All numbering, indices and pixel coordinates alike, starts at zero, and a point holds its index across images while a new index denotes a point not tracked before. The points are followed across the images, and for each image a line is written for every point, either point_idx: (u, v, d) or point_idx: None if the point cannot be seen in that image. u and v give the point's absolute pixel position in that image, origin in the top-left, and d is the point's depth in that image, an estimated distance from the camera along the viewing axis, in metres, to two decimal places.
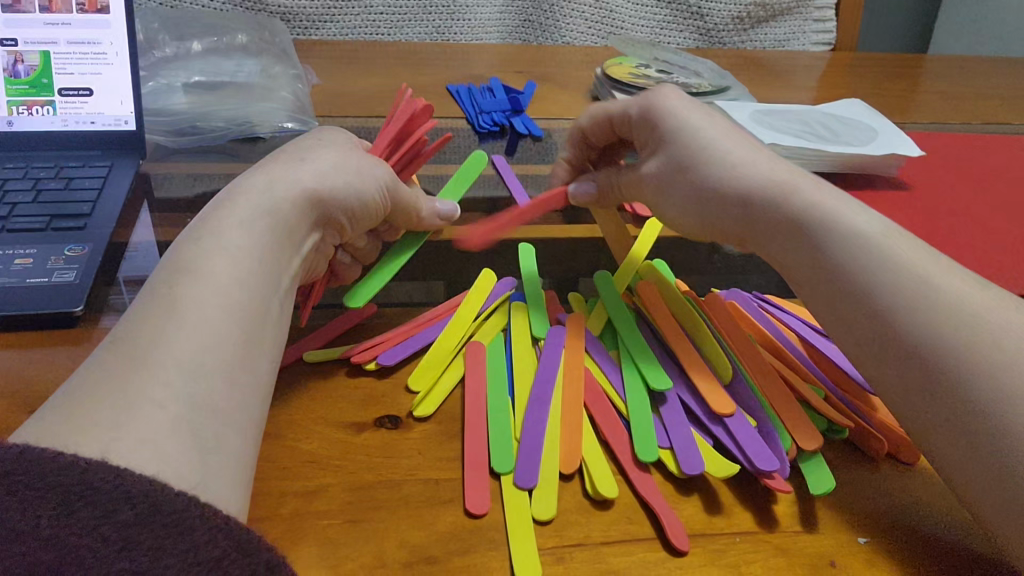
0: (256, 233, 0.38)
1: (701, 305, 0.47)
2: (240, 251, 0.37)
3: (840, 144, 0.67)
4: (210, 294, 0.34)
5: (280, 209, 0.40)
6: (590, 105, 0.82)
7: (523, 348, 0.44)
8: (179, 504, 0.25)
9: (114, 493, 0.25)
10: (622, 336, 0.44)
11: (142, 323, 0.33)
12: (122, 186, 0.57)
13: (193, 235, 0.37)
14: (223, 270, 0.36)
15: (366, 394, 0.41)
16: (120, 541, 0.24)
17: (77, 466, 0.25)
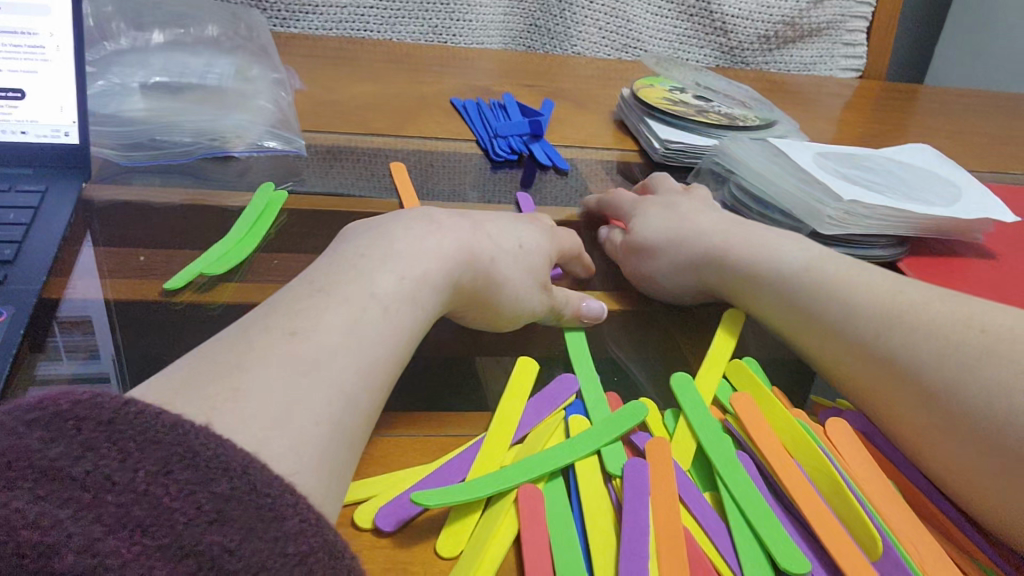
0: (400, 273, 0.34)
1: (821, 435, 0.35)
2: (377, 272, 0.34)
3: (923, 203, 0.57)
4: (328, 314, 0.30)
5: (455, 223, 0.40)
6: (615, 133, 0.71)
7: (594, 488, 0.33)
8: (272, 488, 0.23)
9: (213, 463, 0.22)
10: (724, 477, 0.33)
11: (262, 322, 0.30)
12: (59, 221, 0.45)
13: (349, 262, 0.34)
14: (376, 308, 0.32)
15: (389, 561, 0.29)
16: (212, 511, 0.21)
17: (180, 428, 0.23)
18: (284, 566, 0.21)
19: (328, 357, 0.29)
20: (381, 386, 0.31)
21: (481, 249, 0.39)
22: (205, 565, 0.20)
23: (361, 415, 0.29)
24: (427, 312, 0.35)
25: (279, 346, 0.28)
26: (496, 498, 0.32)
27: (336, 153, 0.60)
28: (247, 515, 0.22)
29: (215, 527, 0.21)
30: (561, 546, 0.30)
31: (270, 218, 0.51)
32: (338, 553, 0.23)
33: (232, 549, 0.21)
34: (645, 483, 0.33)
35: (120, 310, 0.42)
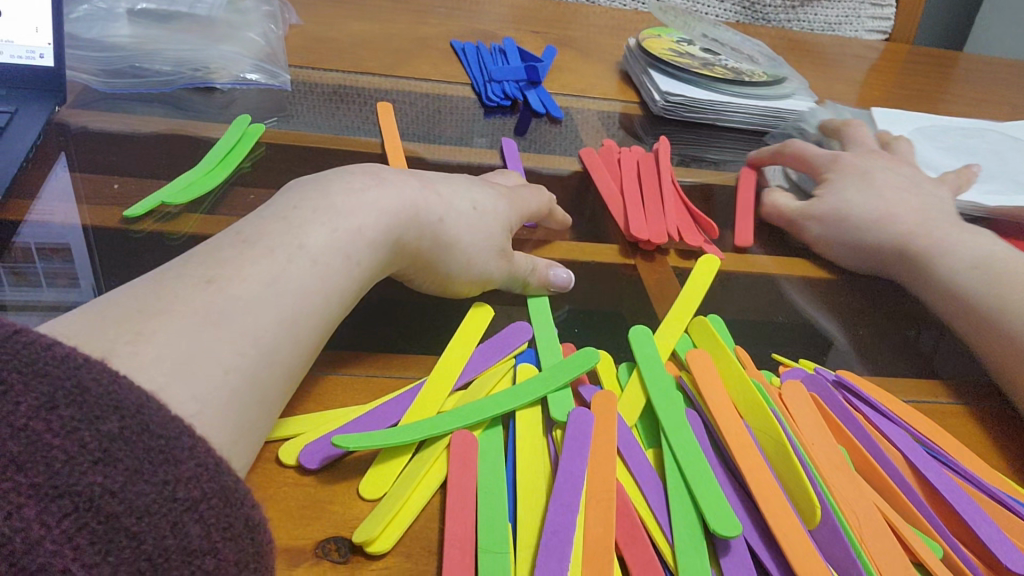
0: (336, 229, 0.33)
1: (774, 396, 0.34)
2: (308, 225, 0.32)
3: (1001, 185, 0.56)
4: (251, 263, 0.30)
5: (405, 179, 0.38)
6: (618, 83, 0.69)
7: (532, 440, 0.32)
8: (171, 429, 0.21)
9: (105, 400, 0.21)
10: (667, 432, 0.32)
11: (183, 269, 0.29)
12: (26, 143, 0.45)
13: (281, 215, 0.33)
14: (303, 260, 0.31)
15: (304, 498, 0.29)
16: (98, 451, 0.20)
17: (74, 361, 0.21)
18: (171, 512, 0.20)
19: (245, 306, 0.28)
20: (305, 340, 0.30)
21: (428, 208, 0.37)
22: (81, 509, 0.19)
23: (282, 365, 0.28)
24: (366, 270, 0.34)
25: (195, 292, 0.27)
26: (430, 442, 0.31)
27: (342, 96, 0.59)
28: (135, 457, 0.20)
29: (97, 469, 0.19)
30: (489, 495, 0.29)
31: (246, 149, 0.50)
32: (234, 499, 0.22)
33: (114, 491, 0.19)
34: (587, 435, 0.31)
35: (83, 232, 0.41)
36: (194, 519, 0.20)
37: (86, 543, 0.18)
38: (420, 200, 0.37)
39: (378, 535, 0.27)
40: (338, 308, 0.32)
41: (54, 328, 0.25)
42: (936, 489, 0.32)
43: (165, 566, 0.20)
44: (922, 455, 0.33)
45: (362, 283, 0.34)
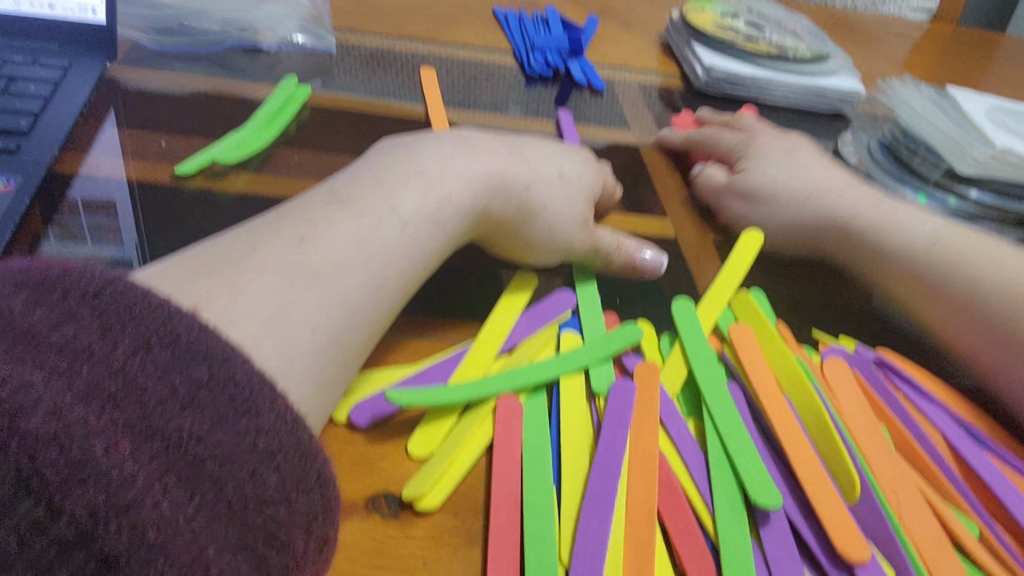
0: (421, 198, 0.35)
1: (815, 371, 0.35)
2: (396, 193, 0.35)
3: None
4: (343, 228, 0.32)
5: (487, 148, 0.40)
6: (659, 56, 0.69)
7: (577, 406, 0.32)
8: (255, 381, 0.23)
9: (193, 348, 0.22)
10: (709, 405, 0.32)
11: (278, 221, 0.31)
12: (79, 98, 0.45)
13: (370, 181, 0.35)
14: (393, 223, 0.33)
15: (355, 454, 0.29)
16: (187, 396, 0.21)
17: (162, 310, 0.23)
18: (251, 459, 0.21)
19: (335, 268, 0.30)
20: (390, 305, 0.32)
21: (514, 177, 0.39)
22: (171, 448, 0.20)
23: (365, 329, 0.30)
24: (449, 238, 0.36)
25: (286, 251, 0.29)
26: (475, 406, 0.32)
27: (378, 59, 0.59)
28: (220, 403, 0.22)
29: (187, 414, 0.21)
30: (534, 459, 0.30)
31: (293, 110, 0.51)
32: (309, 454, 0.23)
33: (199, 436, 0.21)
34: (630, 405, 0.32)
35: (132, 188, 0.42)
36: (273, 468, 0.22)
37: (174, 481, 0.19)
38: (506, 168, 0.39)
39: (427, 492, 0.28)
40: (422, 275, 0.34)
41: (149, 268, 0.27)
42: (976, 471, 0.32)
43: (244, 516, 0.20)
44: (960, 434, 0.34)
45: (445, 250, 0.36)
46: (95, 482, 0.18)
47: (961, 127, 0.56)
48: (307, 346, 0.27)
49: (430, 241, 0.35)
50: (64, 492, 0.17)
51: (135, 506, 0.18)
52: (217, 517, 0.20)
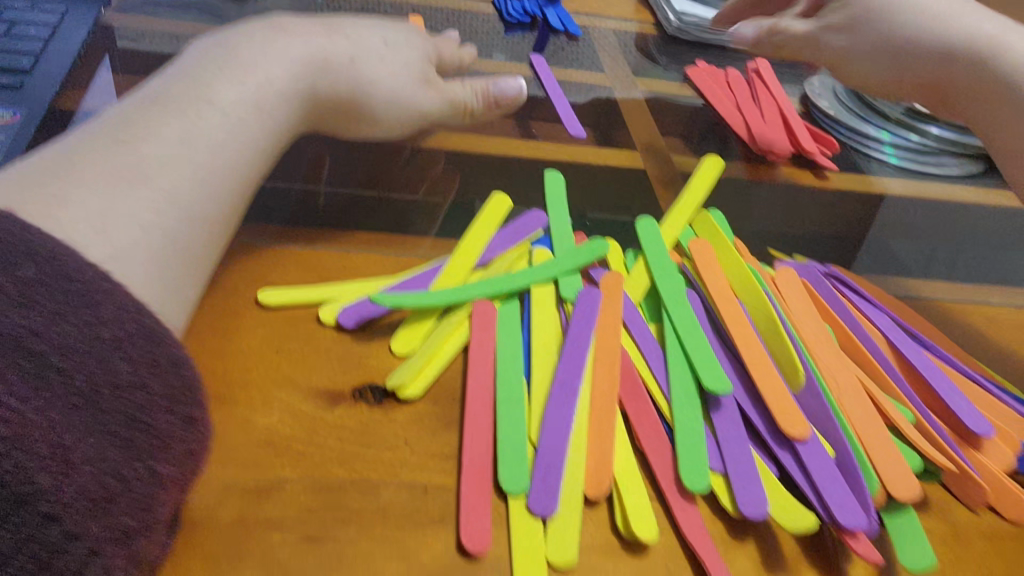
0: (252, 86, 0.34)
1: (766, 280, 0.37)
2: (233, 88, 0.34)
3: None
4: (163, 122, 0.31)
5: (291, 22, 0.39)
6: (638, 6, 0.71)
7: (547, 312, 0.35)
8: (88, 274, 0.23)
9: (19, 249, 0.22)
10: (668, 310, 0.35)
11: (103, 134, 0.30)
12: (74, 42, 0.48)
13: (200, 74, 0.34)
14: (211, 114, 0.32)
15: (343, 354, 0.32)
16: (19, 296, 0.21)
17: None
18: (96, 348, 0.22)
19: (159, 164, 0.29)
20: (222, 195, 0.31)
21: (337, 50, 0.39)
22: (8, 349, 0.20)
23: (201, 223, 0.30)
24: (282, 125, 0.36)
25: (107, 154, 0.29)
26: (454, 311, 0.34)
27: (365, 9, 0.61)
28: (55, 300, 0.22)
29: (18, 311, 0.21)
30: (508, 356, 0.32)
31: None
32: (156, 337, 0.23)
33: (37, 331, 0.21)
34: (596, 311, 0.35)
35: None
36: (123, 356, 0.22)
37: (17, 379, 0.19)
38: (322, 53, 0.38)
39: (408, 384, 0.31)
40: (259, 159, 0.34)
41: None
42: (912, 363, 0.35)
43: (98, 400, 0.21)
44: (902, 335, 0.36)
45: (279, 139, 0.36)
46: None
47: None
48: (153, 260, 0.27)
49: (263, 126, 0.34)
50: None
51: None
52: (71, 409, 0.20)
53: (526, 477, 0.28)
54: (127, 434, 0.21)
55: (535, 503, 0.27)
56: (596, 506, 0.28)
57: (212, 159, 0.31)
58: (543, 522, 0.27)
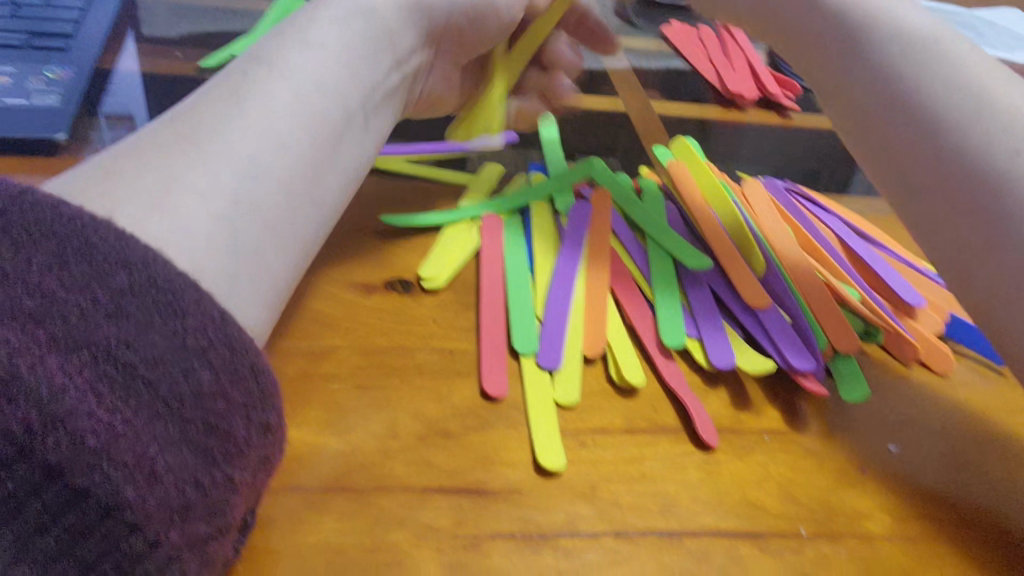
0: (348, 34, 0.33)
1: (737, 193, 0.43)
2: (334, 34, 0.32)
3: (979, 45, 0.65)
4: (283, 81, 0.29)
5: None
6: None
7: (545, 220, 0.41)
8: (181, 280, 0.21)
9: (112, 254, 0.20)
10: (648, 216, 0.41)
11: (206, 96, 0.28)
12: (106, 9, 0.53)
13: (279, 32, 0.32)
14: (321, 64, 0.31)
15: (374, 256, 0.38)
16: (111, 304, 0.19)
17: (78, 217, 0.20)
18: (182, 359, 0.20)
19: (266, 129, 0.28)
20: (348, 160, 0.32)
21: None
22: (99, 359, 0.18)
23: (323, 189, 0.30)
24: (369, 77, 0.34)
25: (200, 120, 0.27)
26: (465, 222, 0.40)
27: None
28: (145, 309, 0.20)
29: (112, 322, 0.19)
30: (514, 253, 0.38)
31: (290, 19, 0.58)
32: (241, 346, 0.21)
33: (129, 342, 0.19)
34: (587, 217, 0.40)
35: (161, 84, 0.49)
36: (207, 365, 0.20)
37: (107, 390, 0.18)
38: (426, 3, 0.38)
39: (432, 276, 0.36)
40: (375, 128, 0.35)
41: (87, 165, 0.26)
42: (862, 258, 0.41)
43: (182, 410, 0.20)
44: (851, 236, 0.43)
45: (385, 93, 0.36)
46: (26, 398, 0.17)
47: None
48: (249, 229, 0.26)
49: (365, 87, 0.33)
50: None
51: (71, 417, 0.17)
52: (156, 419, 0.19)
53: (535, 340, 0.34)
54: (242, 379, 0.21)
55: (544, 358, 0.33)
56: (594, 364, 0.34)
57: (331, 110, 0.31)
58: (551, 374, 0.32)
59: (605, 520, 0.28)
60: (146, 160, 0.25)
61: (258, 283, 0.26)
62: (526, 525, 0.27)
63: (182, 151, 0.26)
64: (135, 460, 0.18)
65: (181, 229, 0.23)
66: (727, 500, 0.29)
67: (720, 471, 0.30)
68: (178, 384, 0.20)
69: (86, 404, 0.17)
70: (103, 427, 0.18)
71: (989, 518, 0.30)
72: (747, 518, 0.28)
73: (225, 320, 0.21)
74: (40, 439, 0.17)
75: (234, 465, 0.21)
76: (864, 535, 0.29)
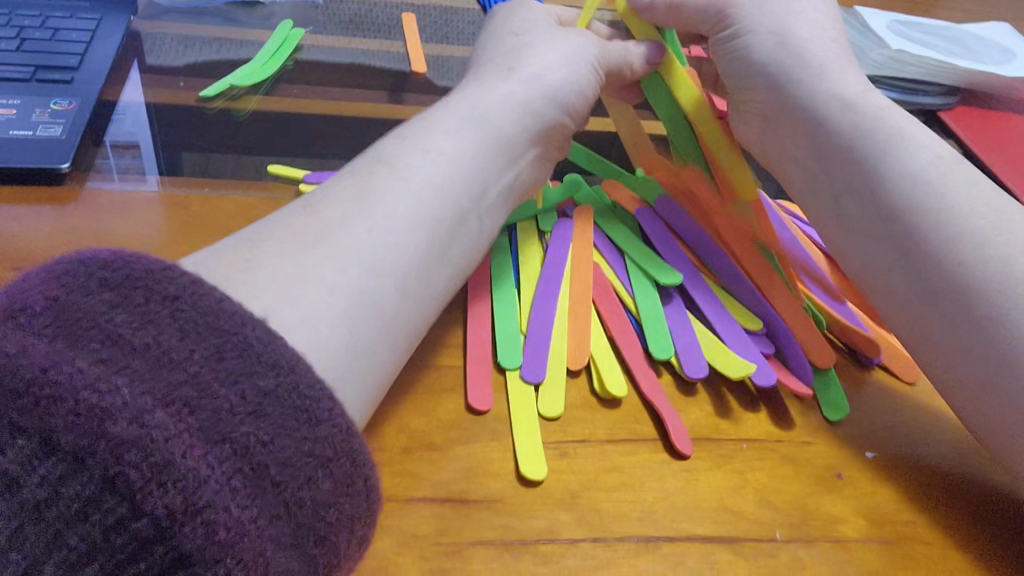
0: (464, 145, 0.35)
1: None
2: (455, 148, 0.34)
3: (968, 60, 0.66)
4: (400, 194, 0.31)
5: (478, 88, 0.38)
6: None
7: (530, 238, 0.42)
8: (318, 390, 0.22)
9: (265, 356, 0.21)
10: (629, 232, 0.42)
11: (336, 190, 0.31)
12: (111, 41, 0.54)
13: (408, 140, 0.34)
14: (439, 182, 0.33)
15: None
16: (254, 401, 0.20)
17: (238, 315, 0.22)
18: (307, 465, 0.21)
19: (387, 238, 0.29)
20: (455, 270, 0.33)
21: (488, 109, 0.37)
22: (237, 455, 0.19)
23: (426, 294, 0.31)
24: (483, 187, 0.35)
25: (327, 220, 0.29)
26: None
27: (359, 7, 0.68)
28: (283, 412, 0.21)
29: (252, 420, 0.20)
30: (500, 271, 0.39)
31: (290, 48, 0.60)
32: (358, 460, 0.22)
33: (264, 441, 0.20)
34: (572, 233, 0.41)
35: (162, 115, 0.51)
36: (324, 474, 0.21)
37: (241, 486, 0.19)
38: (534, 112, 0.39)
39: None
40: (489, 229, 0.35)
41: (222, 244, 0.28)
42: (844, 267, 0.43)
43: (296, 511, 0.20)
44: (834, 250, 0.44)
45: (504, 192, 0.37)
46: (174, 485, 0.17)
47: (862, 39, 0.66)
48: (365, 326, 0.27)
49: (481, 193, 0.35)
50: (144, 491, 0.17)
51: (208, 509, 0.18)
52: (273, 519, 0.20)
53: (516, 354, 0.35)
54: (355, 493, 0.22)
55: (527, 373, 0.34)
56: (577, 378, 0.35)
57: (444, 219, 0.32)
58: (534, 388, 0.33)
59: (585, 526, 0.28)
60: (281, 254, 0.27)
61: (357, 391, 0.27)
62: (508, 533, 0.28)
63: (307, 250, 0.27)
64: (257, 563, 0.19)
65: (307, 324, 0.25)
66: (705, 506, 0.30)
67: (698, 479, 0.31)
68: (298, 488, 0.20)
69: (224, 500, 0.18)
70: (236, 525, 0.18)
71: (961, 526, 0.31)
72: (724, 523, 0.29)
73: (350, 433, 0.22)
74: (180, 525, 0.17)
75: (329, 571, 0.21)
76: (838, 540, 0.29)
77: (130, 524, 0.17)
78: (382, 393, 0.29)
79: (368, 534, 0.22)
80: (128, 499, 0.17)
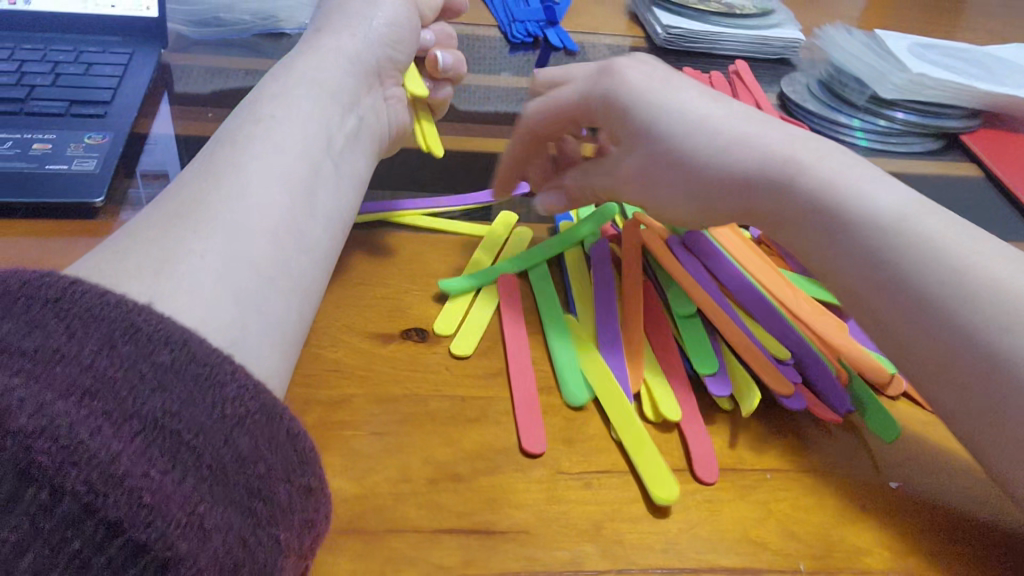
0: (301, 99, 0.37)
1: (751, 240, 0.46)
2: (297, 118, 0.36)
3: (990, 83, 0.66)
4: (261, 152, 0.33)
5: (295, 61, 0.40)
6: (626, 21, 0.79)
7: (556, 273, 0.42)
8: (214, 356, 0.23)
9: (156, 334, 0.23)
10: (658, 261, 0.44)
11: (189, 182, 0.31)
12: (142, 74, 0.56)
13: (252, 107, 0.36)
14: (293, 130, 0.35)
15: (393, 305, 0.39)
16: (155, 379, 0.22)
17: (125, 305, 0.23)
18: (223, 428, 0.22)
19: (250, 196, 0.31)
20: (333, 209, 0.36)
21: (299, 73, 0.39)
22: (148, 428, 0.20)
23: (311, 239, 0.33)
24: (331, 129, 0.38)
25: (199, 199, 0.30)
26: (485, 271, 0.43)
27: None
28: (186, 383, 0.22)
29: (158, 394, 0.21)
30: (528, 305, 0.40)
31: None
32: (276, 414, 0.24)
33: (173, 412, 0.21)
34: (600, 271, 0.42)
35: (191, 147, 0.52)
36: (245, 433, 0.22)
37: (158, 455, 0.20)
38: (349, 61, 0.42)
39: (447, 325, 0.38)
40: (349, 173, 0.39)
41: (96, 249, 0.29)
42: None
43: (226, 474, 0.22)
44: None
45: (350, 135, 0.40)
46: (88, 462, 0.19)
47: (882, 61, 0.66)
48: (254, 284, 0.29)
49: (329, 136, 0.38)
50: (62, 473, 0.18)
51: (129, 476, 0.19)
52: (202, 482, 0.21)
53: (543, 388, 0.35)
54: (279, 444, 0.23)
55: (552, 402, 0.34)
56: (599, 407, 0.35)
57: (304, 162, 0.34)
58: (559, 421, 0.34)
59: (609, 557, 0.29)
60: (152, 242, 0.28)
61: (267, 344, 0.29)
62: (532, 564, 0.28)
63: (185, 228, 0.29)
64: (185, 518, 0.20)
65: (185, 288, 0.27)
66: (728, 537, 0.30)
67: (721, 510, 0.31)
68: (220, 449, 0.22)
69: (140, 466, 0.19)
70: (157, 487, 0.19)
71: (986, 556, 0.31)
72: (746, 554, 0.29)
73: (259, 392, 0.24)
74: (104, 497, 0.18)
75: (275, 525, 0.23)
76: (862, 571, 0.29)
77: (56, 509, 0.18)
78: (295, 354, 0.31)
79: (309, 481, 0.24)
80: (48, 486, 0.18)
